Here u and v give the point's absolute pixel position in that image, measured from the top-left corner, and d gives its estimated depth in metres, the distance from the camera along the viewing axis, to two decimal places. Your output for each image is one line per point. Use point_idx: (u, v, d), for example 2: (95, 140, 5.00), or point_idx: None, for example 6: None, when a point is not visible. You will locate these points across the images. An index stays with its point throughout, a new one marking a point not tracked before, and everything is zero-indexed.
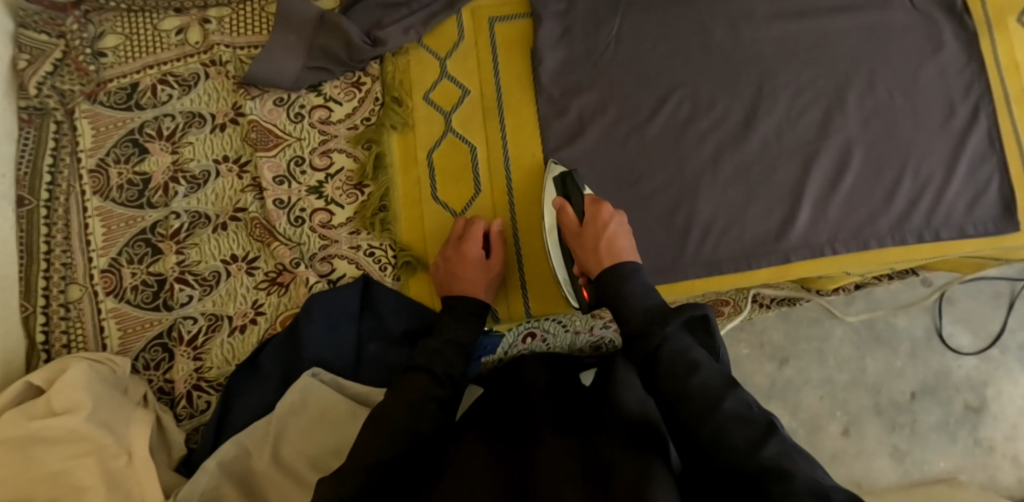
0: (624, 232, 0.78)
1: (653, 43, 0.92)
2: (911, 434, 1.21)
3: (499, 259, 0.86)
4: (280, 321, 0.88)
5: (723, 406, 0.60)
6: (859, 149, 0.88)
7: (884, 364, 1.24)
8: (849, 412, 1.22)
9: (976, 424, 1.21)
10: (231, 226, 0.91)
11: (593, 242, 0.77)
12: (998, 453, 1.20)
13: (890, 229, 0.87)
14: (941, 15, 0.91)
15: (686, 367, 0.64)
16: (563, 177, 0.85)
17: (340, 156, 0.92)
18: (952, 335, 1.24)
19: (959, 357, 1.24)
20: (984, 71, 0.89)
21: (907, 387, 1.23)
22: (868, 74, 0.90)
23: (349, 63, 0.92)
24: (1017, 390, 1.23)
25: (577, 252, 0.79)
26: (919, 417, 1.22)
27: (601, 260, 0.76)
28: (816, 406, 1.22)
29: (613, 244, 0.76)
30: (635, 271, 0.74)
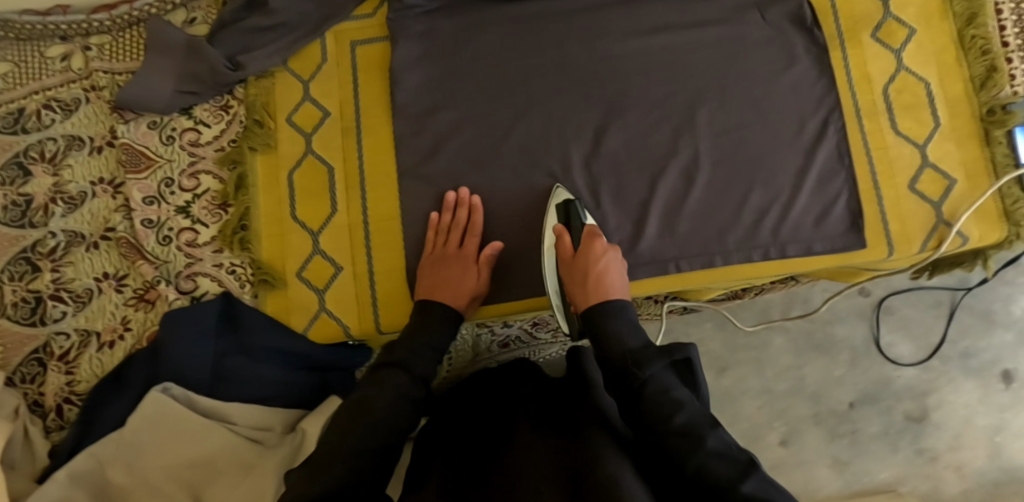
0: (616, 268, 0.82)
1: (512, 61, 0.91)
2: (852, 444, 1.20)
3: (490, 262, 0.87)
4: (144, 337, 0.91)
5: (705, 443, 0.59)
6: (707, 164, 0.88)
7: (824, 373, 1.23)
8: (788, 422, 1.22)
9: (918, 433, 1.20)
10: (102, 245, 0.95)
11: (586, 279, 0.80)
12: (941, 462, 1.19)
13: (740, 243, 0.87)
14: (792, 29, 0.91)
15: (669, 401, 0.64)
16: (566, 206, 0.85)
17: (207, 177, 0.95)
18: (891, 345, 1.23)
19: (898, 367, 1.23)
20: (834, 84, 0.89)
21: (846, 396, 1.22)
22: (720, 89, 0.89)
23: (216, 87, 0.95)
24: (959, 399, 1.21)
25: (571, 278, 0.82)
26: (859, 427, 1.21)
27: (589, 297, 0.79)
28: (755, 416, 1.22)
29: (602, 281, 0.80)
30: (618, 311, 0.77)
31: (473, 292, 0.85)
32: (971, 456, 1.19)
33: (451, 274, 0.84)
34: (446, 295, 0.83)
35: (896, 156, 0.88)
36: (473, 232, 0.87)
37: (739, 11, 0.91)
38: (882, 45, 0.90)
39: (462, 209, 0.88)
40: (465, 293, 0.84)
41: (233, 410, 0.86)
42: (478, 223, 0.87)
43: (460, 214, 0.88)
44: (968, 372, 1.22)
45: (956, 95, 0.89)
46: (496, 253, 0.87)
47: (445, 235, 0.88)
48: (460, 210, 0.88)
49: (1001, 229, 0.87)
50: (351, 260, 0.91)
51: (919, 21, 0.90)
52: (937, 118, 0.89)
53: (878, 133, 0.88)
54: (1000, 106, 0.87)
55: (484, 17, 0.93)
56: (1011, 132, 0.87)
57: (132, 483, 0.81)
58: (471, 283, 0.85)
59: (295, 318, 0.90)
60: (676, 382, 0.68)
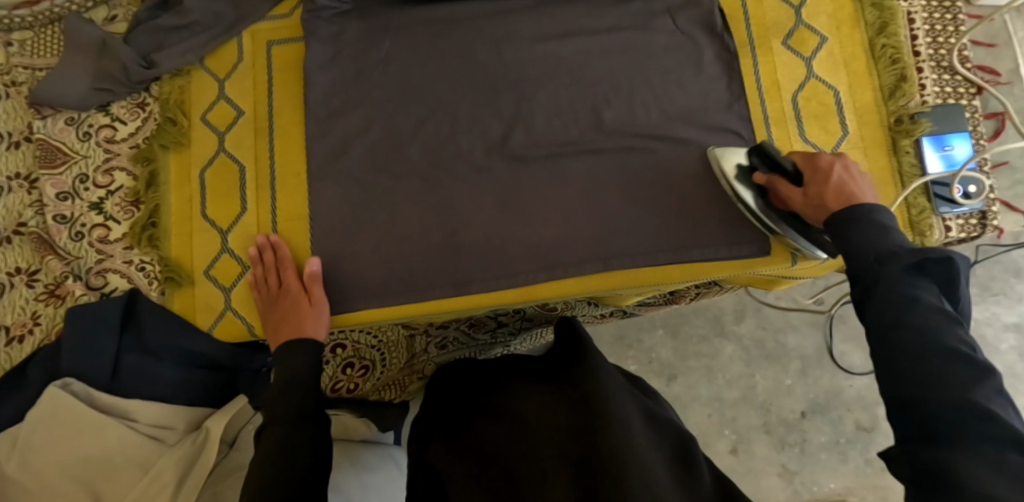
0: (854, 179, 0.71)
1: (421, 65, 0.93)
2: (802, 453, 1.20)
3: (317, 280, 0.87)
4: (54, 332, 0.92)
5: (941, 342, 0.51)
6: (614, 168, 0.88)
7: (773, 382, 1.23)
8: (738, 431, 1.22)
9: (867, 444, 1.20)
10: (15, 239, 0.94)
11: (825, 198, 0.70)
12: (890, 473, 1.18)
13: (647, 247, 0.87)
14: (702, 36, 0.91)
15: (904, 299, 0.54)
16: (759, 151, 0.80)
17: (121, 174, 0.95)
18: (843, 354, 1.22)
19: (850, 376, 1.22)
20: (744, 91, 0.89)
21: (797, 405, 1.22)
22: (626, 96, 0.90)
23: (130, 85, 0.96)
24: None
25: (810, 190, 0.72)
26: (809, 437, 1.21)
27: (830, 202, 0.69)
28: (705, 424, 1.22)
29: (844, 189, 0.69)
30: (869, 212, 0.65)
31: (316, 312, 0.84)
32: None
33: (287, 309, 0.84)
34: (293, 327, 0.82)
35: None
36: (283, 266, 0.87)
37: (648, 18, 0.92)
38: (793, 53, 0.90)
39: (266, 251, 0.89)
40: (306, 320, 0.82)
41: (134, 406, 0.86)
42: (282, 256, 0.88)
43: (266, 257, 0.88)
44: None
45: (866, 103, 0.89)
46: (318, 268, 0.87)
47: (266, 283, 0.88)
48: (264, 253, 0.88)
49: (908, 237, 0.86)
50: None
51: (831, 29, 0.90)
52: (846, 126, 0.88)
53: (785, 140, 0.88)
54: (908, 116, 0.87)
55: (395, 22, 0.94)
56: (919, 140, 0.87)
57: (28, 479, 0.78)
58: (308, 309, 0.84)
59: (201, 316, 0.91)
60: (922, 278, 0.56)
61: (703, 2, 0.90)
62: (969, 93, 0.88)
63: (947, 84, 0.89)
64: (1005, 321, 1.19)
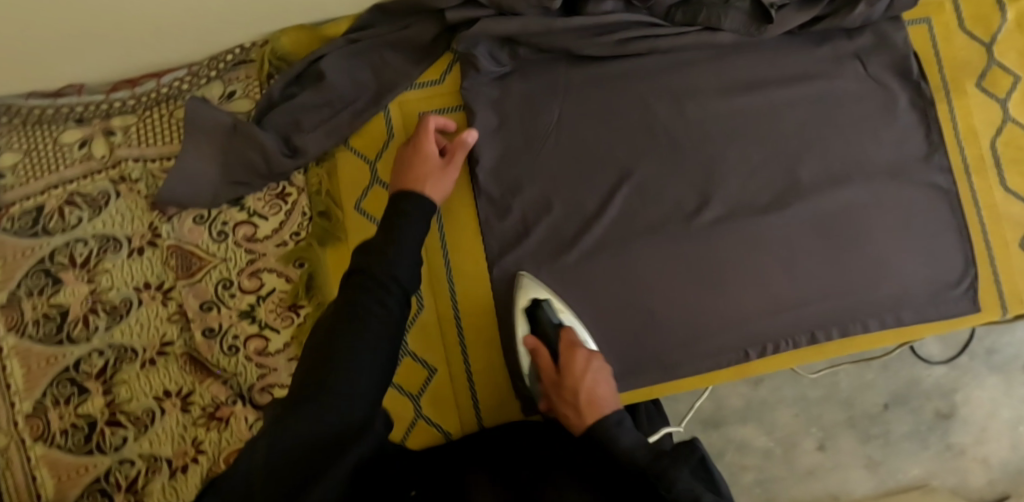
0: (603, 379, 0.68)
1: (597, 129, 0.84)
2: (885, 444, 1.06)
3: (464, 147, 0.80)
4: (223, 458, 0.83)
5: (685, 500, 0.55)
6: (813, 229, 0.83)
7: (856, 377, 1.07)
8: (823, 428, 1.07)
9: (947, 429, 1.07)
10: (159, 361, 0.85)
11: (575, 400, 0.66)
12: (969, 456, 1.06)
13: (856, 312, 0.83)
14: (896, 82, 0.85)
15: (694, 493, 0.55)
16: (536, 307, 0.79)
17: (271, 276, 0.85)
18: (922, 346, 1.07)
19: (928, 366, 1.07)
20: (944, 139, 0.85)
21: (879, 398, 1.07)
22: (821, 151, 0.84)
23: (269, 176, 0.85)
24: (985, 393, 1.07)
25: (554, 402, 0.69)
26: (892, 428, 1.06)
27: (583, 417, 0.64)
28: (790, 425, 1.06)
29: (594, 396, 0.65)
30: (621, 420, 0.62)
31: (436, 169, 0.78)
32: (997, 447, 1.06)
33: (409, 162, 0.78)
34: (404, 180, 0.75)
35: (1004, 214, 0.85)
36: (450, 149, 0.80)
37: (839, 64, 0.85)
38: (987, 95, 0.86)
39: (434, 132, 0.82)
40: (586, 419, 0.64)
41: None
42: (598, 365, 0.69)
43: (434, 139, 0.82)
44: (994, 366, 1.07)
45: None
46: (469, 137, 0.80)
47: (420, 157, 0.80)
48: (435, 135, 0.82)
49: None
50: (445, 361, 0.84)
51: None
52: None
53: (986, 191, 0.85)
54: None
55: (565, 82, 0.85)
56: None
57: None
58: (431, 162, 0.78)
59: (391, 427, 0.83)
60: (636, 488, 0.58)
61: (898, 45, 0.84)
62: None
63: None
64: None
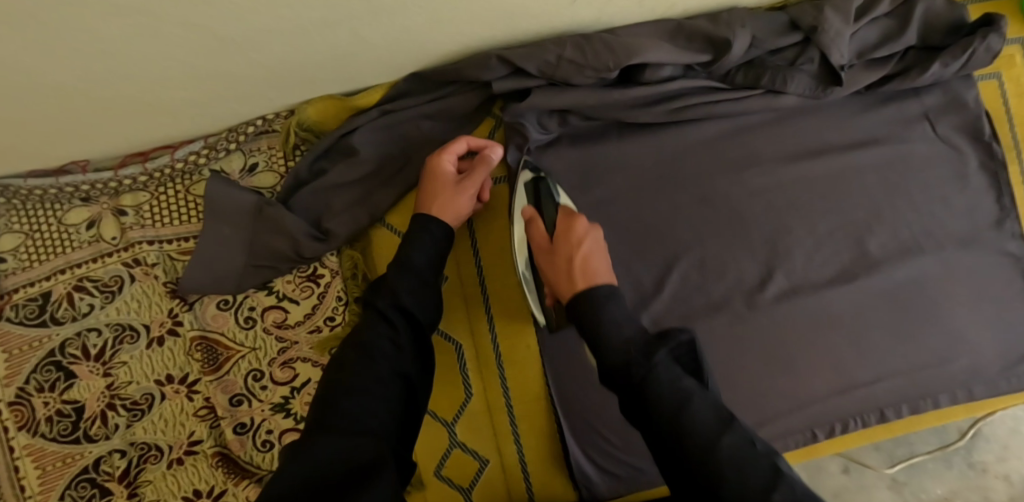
0: (599, 253, 0.68)
1: (654, 199, 0.80)
2: (909, 463, 1.00)
3: (486, 163, 0.74)
4: None
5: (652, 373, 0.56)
6: (880, 302, 0.80)
7: None
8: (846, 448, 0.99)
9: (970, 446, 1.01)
10: (188, 460, 0.79)
11: (570, 265, 0.66)
12: (993, 473, 0.99)
13: (927, 389, 0.80)
14: (964, 143, 0.81)
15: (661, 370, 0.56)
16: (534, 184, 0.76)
17: (304, 365, 0.79)
18: None
19: None
20: (1015, 204, 0.81)
21: None
22: (889, 220, 0.80)
23: (298, 260, 0.78)
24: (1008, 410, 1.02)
25: (545, 271, 0.70)
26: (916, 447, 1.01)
27: (574, 283, 0.65)
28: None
29: (588, 266, 0.66)
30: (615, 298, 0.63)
31: (452, 192, 0.73)
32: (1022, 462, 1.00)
33: (429, 182, 0.73)
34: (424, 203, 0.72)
35: None
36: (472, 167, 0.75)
37: (905, 126, 0.81)
38: None
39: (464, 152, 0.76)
40: (576, 286, 0.65)
41: None
42: (596, 240, 0.69)
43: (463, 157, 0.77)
44: None
45: None
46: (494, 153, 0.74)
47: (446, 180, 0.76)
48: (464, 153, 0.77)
49: None
50: (498, 452, 0.79)
51: None
52: None
53: None
54: None
55: (619, 150, 0.80)
56: None
57: None
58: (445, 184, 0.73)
59: None
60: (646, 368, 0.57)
61: (967, 105, 0.80)
62: None
63: None
64: None
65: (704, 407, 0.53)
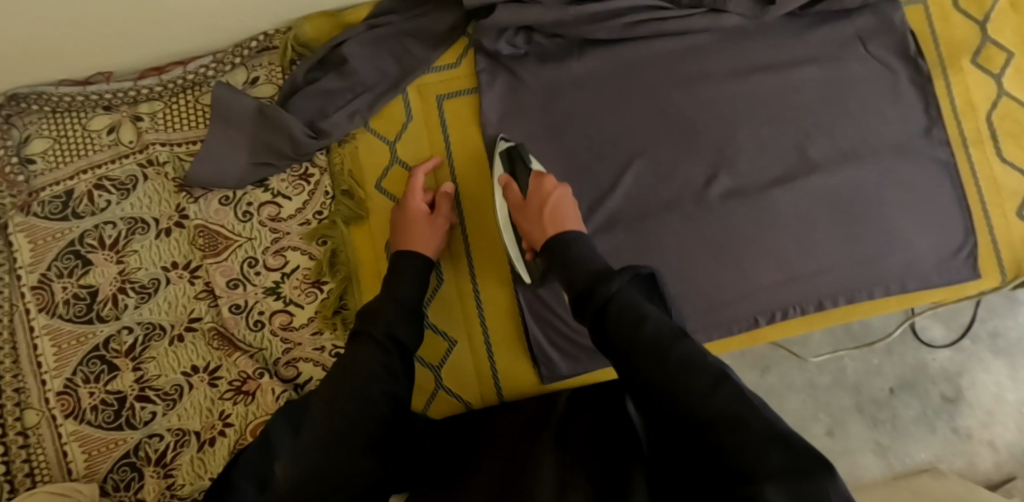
0: (568, 203, 0.77)
1: (613, 110, 0.88)
2: (894, 429, 1.06)
3: (446, 199, 0.85)
4: (249, 431, 0.86)
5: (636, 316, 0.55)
6: (818, 200, 0.87)
7: (862, 363, 1.08)
8: (830, 414, 1.07)
9: (953, 414, 1.07)
10: (188, 337, 0.88)
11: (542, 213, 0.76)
12: (975, 439, 1.06)
13: (862, 282, 0.86)
14: (895, 60, 0.89)
15: (634, 316, 0.55)
16: (508, 153, 0.84)
17: (295, 254, 0.88)
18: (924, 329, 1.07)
19: (932, 351, 1.07)
20: (941, 116, 0.88)
21: (886, 383, 1.07)
22: (827, 129, 0.88)
23: (294, 157, 0.87)
24: (990, 378, 1.07)
25: (522, 226, 0.79)
26: (899, 413, 1.07)
27: (546, 228, 0.75)
28: (799, 411, 1.07)
29: (557, 213, 0.76)
30: (579, 237, 0.72)
31: (428, 231, 0.83)
32: (1002, 431, 1.06)
33: (404, 223, 0.83)
34: (403, 241, 0.82)
35: (1004, 185, 0.88)
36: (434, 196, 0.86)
37: (842, 46, 0.89)
38: (983, 72, 0.89)
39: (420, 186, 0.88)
40: (549, 232, 0.74)
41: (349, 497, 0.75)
42: (564, 194, 0.78)
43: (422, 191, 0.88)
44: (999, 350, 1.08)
45: None
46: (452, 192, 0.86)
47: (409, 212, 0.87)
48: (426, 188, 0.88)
49: None
50: (466, 335, 0.87)
51: (1018, 45, 0.90)
52: None
53: (984, 163, 0.88)
54: None
55: (580, 70, 0.88)
56: None
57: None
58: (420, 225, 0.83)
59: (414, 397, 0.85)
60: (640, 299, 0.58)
61: (897, 25, 0.88)
62: None
63: None
64: None
65: (661, 324, 0.53)
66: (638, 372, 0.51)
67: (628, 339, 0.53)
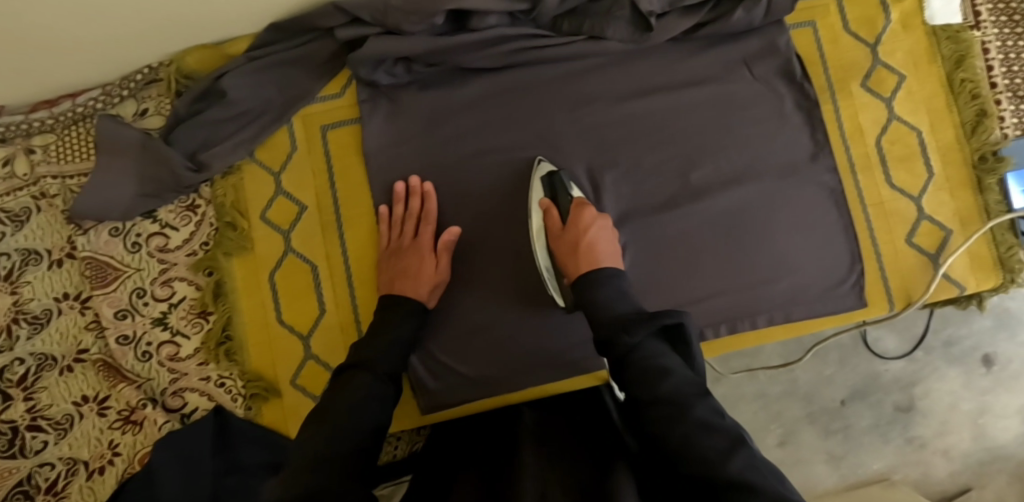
0: (604, 237, 0.80)
1: (498, 137, 0.88)
2: (846, 439, 1.04)
3: (448, 246, 0.85)
4: (137, 460, 0.86)
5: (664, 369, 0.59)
6: (700, 227, 0.86)
7: (815, 373, 1.04)
8: (782, 425, 1.04)
9: (907, 423, 1.04)
10: (77, 367, 0.89)
11: (576, 247, 0.79)
12: (929, 448, 1.03)
13: (744, 312, 0.86)
14: (781, 84, 0.88)
15: (656, 368, 0.59)
16: (550, 178, 0.85)
17: (181, 285, 0.89)
18: (877, 340, 1.04)
19: (884, 361, 1.04)
20: (829, 141, 0.87)
21: (838, 394, 1.04)
22: (714, 153, 0.87)
23: (179, 190, 0.88)
24: (944, 386, 1.04)
25: (560, 257, 0.81)
26: (852, 423, 1.04)
27: (580, 264, 0.77)
28: (752, 421, 1.04)
29: (592, 248, 0.78)
30: (611, 275, 0.74)
31: (436, 279, 0.84)
32: (957, 439, 1.03)
33: (417, 266, 0.83)
34: (409, 286, 0.82)
35: (892, 211, 0.87)
36: (426, 219, 0.86)
37: (727, 69, 0.88)
38: (873, 95, 0.88)
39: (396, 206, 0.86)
40: (581, 268, 0.77)
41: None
42: (600, 228, 0.80)
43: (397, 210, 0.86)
44: (952, 359, 1.04)
45: (948, 143, 0.88)
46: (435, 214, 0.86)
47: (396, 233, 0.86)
48: (411, 200, 0.86)
49: (998, 275, 0.86)
50: None
51: (911, 67, 0.88)
52: (930, 169, 0.87)
53: (872, 188, 0.87)
54: (992, 152, 0.87)
55: (461, 97, 0.88)
56: (1005, 177, 0.86)
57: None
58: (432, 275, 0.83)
59: (293, 426, 0.87)
60: (665, 350, 0.62)
61: (782, 48, 0.87)
62: None
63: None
64: None
65: (683, 380, 0.58)
66: (661, 430, 0.55)
67: (649, 394, 0.57)
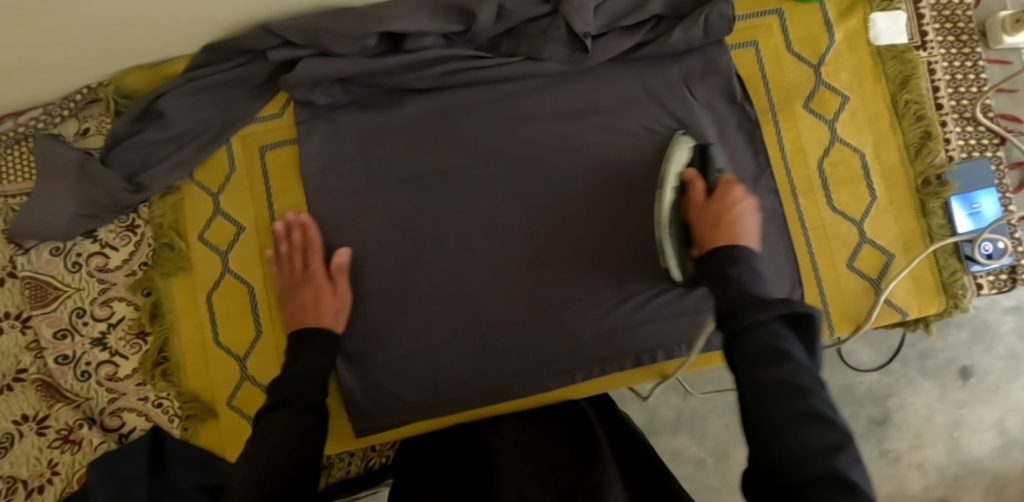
0: (749, 216, 0.71)
1: (435, 156, 0.87)
2: None
3: (342, 268, 0.84)
4: (76, 479, 0.85)
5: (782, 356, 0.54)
6: (638, 251, 0.85)
7: None
8: None
9: (881, 437, 0.98)
10: (16, 387, 0.88)
11: (716, 221, 0.70)
12: (904, 462, 0.98)
13: (682, 336, 0.85)
14: (722, 106, 0.86)
15: (777, 352, 0.54)
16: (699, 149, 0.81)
17: (121, 305, 0.89)
18: (853, 353, 0.98)
19: (859, 373, 0.98)
20: (770, 164, 0.86)
21: None
22: (654, 174, 0.86)
23: (117, 210, 0.88)
24: (920, 399, 0.98)
25: (699, 231, 0.72)
26: None
27: (717, 237, 0.68)
28: (723, 434, 0.99)
29: (738, 223, 0.70)
30: (735, 257, 0.65)
31: (337, 303, 0.83)
32: (932, 454, 0.98)
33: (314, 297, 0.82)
34: (311, 317, 0.80)
35: (833, 235, 0.86)
36: (312, 249, 0.85)
37: (667, 89, 0.87)
38: (816, 117, 0.87)
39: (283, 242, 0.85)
40: (718, 241, 0.68)
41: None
42: (747, 206, 0.72)
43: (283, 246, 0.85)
44: (929, 371, 0.99)
45: (891, 165, 0.86)
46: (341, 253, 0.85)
47: (289, 265, 0.85)
48: (293, 234, 0.85)
49: (941, 301, 0.85)
50: None
51: (854, 89, 0.87)
52: (873, 192, 0.86)
53: (814, 211, 0.86)
54: (936, 176, 0.86)
55: (398, 118, 0.88)
56: (947, 201, 0.86)
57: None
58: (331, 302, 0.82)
59: (229, 448, 0.87)
60: (781, 336, 0.56)
61: (721, 69, 0.86)
62: (993, 144, 0.88)
63: (972, 136, 0.88)
64: (1004, 306, 0.98)
65: (807, 375, 0.53)
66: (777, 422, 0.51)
67: (757, 377, 0.54)
